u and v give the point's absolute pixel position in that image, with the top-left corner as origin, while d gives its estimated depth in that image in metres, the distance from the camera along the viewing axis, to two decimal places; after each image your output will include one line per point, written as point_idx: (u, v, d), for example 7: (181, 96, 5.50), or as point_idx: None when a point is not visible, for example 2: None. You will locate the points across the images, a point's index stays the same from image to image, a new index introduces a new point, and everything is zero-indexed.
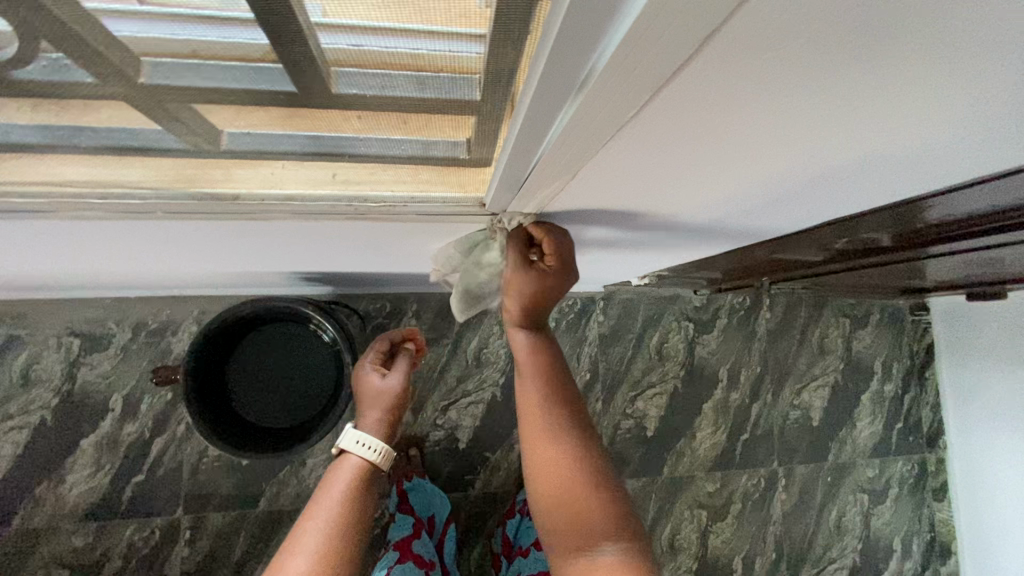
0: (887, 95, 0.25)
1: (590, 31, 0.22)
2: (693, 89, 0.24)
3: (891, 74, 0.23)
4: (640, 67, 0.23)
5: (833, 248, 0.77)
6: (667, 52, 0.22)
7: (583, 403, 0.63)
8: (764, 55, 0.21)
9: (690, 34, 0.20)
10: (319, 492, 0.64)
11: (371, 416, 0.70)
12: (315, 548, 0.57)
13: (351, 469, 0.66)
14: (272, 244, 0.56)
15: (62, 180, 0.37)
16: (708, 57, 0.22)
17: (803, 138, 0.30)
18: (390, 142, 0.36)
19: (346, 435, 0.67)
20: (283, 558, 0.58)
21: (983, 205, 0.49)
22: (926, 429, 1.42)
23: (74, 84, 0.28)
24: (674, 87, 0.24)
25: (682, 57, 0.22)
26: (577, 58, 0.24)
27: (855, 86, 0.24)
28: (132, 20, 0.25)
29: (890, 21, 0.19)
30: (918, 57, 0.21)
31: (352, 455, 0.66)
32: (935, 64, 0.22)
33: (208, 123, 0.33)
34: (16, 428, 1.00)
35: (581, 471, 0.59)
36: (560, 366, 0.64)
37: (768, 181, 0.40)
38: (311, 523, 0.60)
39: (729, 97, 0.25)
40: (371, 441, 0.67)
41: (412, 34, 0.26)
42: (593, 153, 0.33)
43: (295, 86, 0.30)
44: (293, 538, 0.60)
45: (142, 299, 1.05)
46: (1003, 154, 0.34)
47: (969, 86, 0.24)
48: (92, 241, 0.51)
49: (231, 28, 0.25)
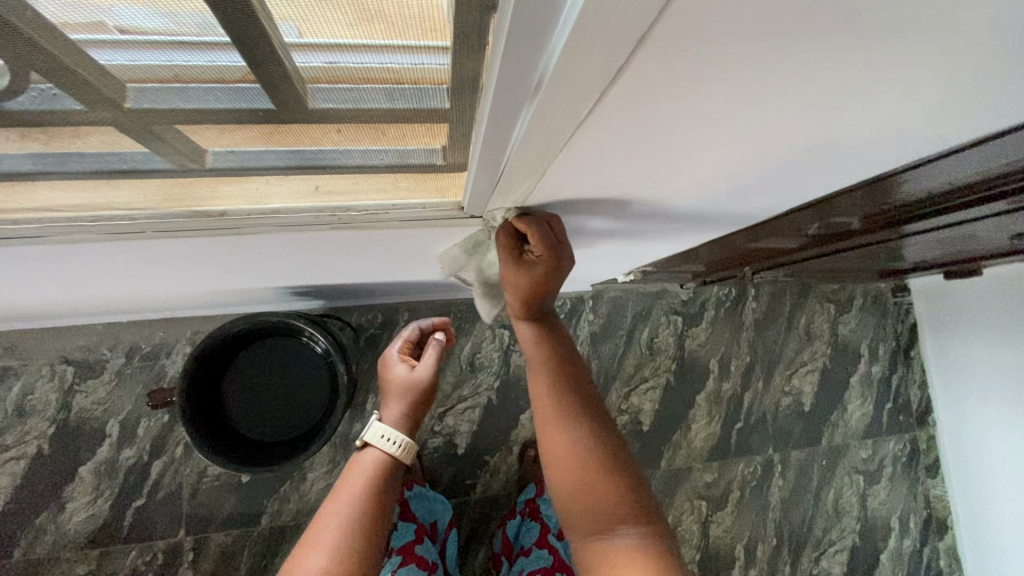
0: (818, 82, 0.27)
1: (537, 28, 0.24)
2: (637, 86, 0.26)
3: (816, 60, 0.25)
4: (585, 68, 0.25)
5: (808, 233, 0.79)
6: (608, 53, 0.24)
7: (594, 391, 0.66)
8: (695, 50, 0.23)
9: (626, 36, 0.22)
10: (337, 488, 0.65)
11: (398, 408, 0.72)
12: (333, 543, 0.58)
13: (371, 464, 0.67)
14: (261, 258, 0.58)
15: (54, 206, 0.39)
16: (645, 60, 0.24)
17: (750, 125, 0.33)
18: (369, 153, 0.38)
19: (372, 428, 0.68)
20: (301, 553, 0.59)
21: (942, 180, 0.51)
22: (915, 407, 1.45)
23: (66, 112, 0.30)
24: (619, 90, 0.26)
25: (623, 57, 0.24)
26: (531, 56, 0.26)
27: (786, 74, 0.26)
28: (116, 48, 0.26)
29: (806, 15, 0.21)
30: (837, 44, 0.23)
31: (376, 448, 0.68)
32: (856, 50, 0.24)
33: (193, 143, 0.35)
34: (13, 460, 1.00)
35: (589, 445, 0.61)
36: (567, 354, 0.67)
37: (729, 169, 0.42)
38: (330, 519, 0.61)
39: (672, 89, 0.27)
40: (395, 435, 0.68)
41: (381, 50, 0.28)
42: (556, 154, 0.35)
43: (273, 104, 0.32)
44: (311, 533, 0.61)
45: (135, 324, 1.06)
46: (940, 131, 0.36)
47: (892, 68, 0.26)
48: (84, 265, 0.52)
49: (211, 52, 0.27)
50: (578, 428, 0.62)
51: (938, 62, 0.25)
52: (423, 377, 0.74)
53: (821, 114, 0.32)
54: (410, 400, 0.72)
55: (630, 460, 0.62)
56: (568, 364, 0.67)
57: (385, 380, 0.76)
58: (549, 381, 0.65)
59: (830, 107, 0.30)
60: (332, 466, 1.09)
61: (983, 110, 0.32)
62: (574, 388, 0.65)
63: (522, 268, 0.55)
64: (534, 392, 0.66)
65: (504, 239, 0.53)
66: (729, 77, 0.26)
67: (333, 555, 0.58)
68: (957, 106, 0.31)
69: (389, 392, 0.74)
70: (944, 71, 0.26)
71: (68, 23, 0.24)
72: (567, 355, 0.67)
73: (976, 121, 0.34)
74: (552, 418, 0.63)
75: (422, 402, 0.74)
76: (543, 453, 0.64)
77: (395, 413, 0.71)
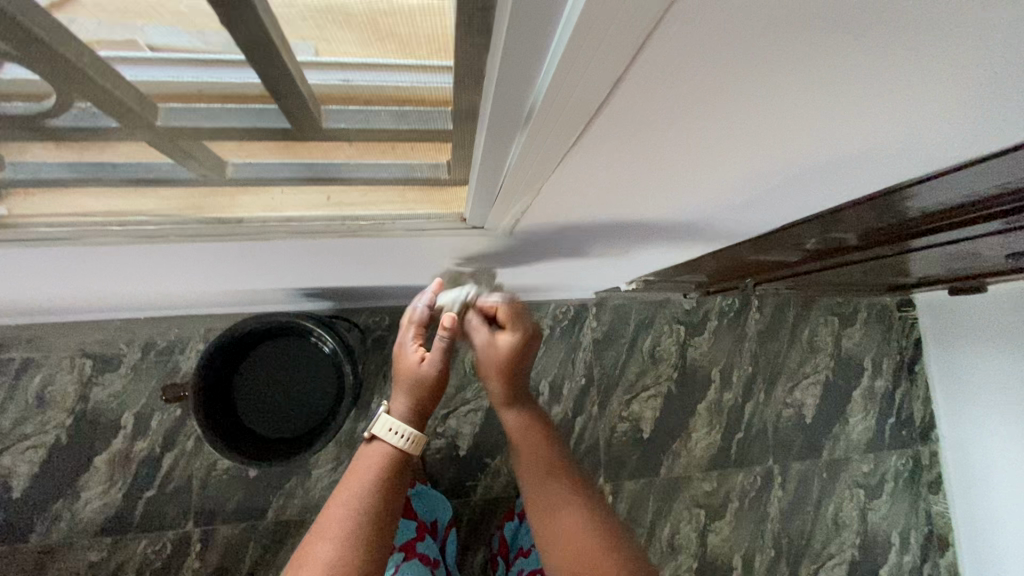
0: (793, 113, 0.29)
1: (524, 67, 0.26)
2: (619, 116, 0.28)
3: (783, 97, 0.27)
4: (571, 100, 0.27)
5: (807, 247, 0.81)
6: (590, 88, 0.26)
7: (578, 470, 0.76)
8: (671, 84, 0.25)
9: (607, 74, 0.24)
10: (347, 479, 0.68)
11: (407, 401, 0.71)
12: (342, 538, 0.62)
13: (380, 457, 0.68)
14: (275, 262, 0.60)
15: (86, 211, 0.42)
16: (627, 91, 0.26)
17: (732, 150, 0.35)
18: (378, 167, 0.40)
19: (380, 422, 0.69)
20: (311, 541, 0.63)
21: (937, 201, 0.53)
22: (919, 423, 1.45)
23: (102, 128, 0.33)
24: (603, 119, 0.29)
25: (604, 91, 0.26)
26: (521, 89, 0.28)
27: (757, 108, 0.28)
28: (143, 67, 0.28)
29: (779, 52, 0.22)
30: (802, 83, 0.25)
31: (383, 441, 0.69)
32: (824, 86, 0.26)
33: (217, 156, 0.37)
34: (32, 448, 1.04)
35: (582, 520, 0.69)
36: (550, 439, 0.78)
37: (717, 187, 0.44)
38: (338, 510, 0.64)
39: (653, 119, 0.29)
40: (401, 429, 0.69)
41: (394, 70, 0.30)
42: (549, 173, 0.37)
43: (290, 123, 0.34)
44: (321, 522, 0.64)
45: (151, 320, 1.09)
46: (916, 157, 0.38)
47: (863, 101, 0.28)
48: (109, 265, 0.55)
49: (238, 73, 0.29)
50: (568, 506, 0.71)
51: (911, 95, 0.27)
52: (430, 372, 0.70)
53: (804, 139, 0.33)
54: (418, 395, 0.71)
55: (618, 530, 0.70)
56: (554, 447, 0.77)
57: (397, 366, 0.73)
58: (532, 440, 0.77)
59: (811, 133, 0.32)
60: (337, 464, 1.12)
61: (964, 136, 0.34)
62: (562, 469, 0.75)
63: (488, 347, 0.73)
64: (524, 471, 0.76)
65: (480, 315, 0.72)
66: (710, 105, 0.27)
67: (340, 550, 0.61)
68: (936, 133, 0.33)
69: (399, 383, 0.72)
70: (916, 103, 0.28)
71: (99, 42, 0.26)
72: (551, 439, 0.78)
73: (956, 147, 0.36)
74: (546, 498, 0.72)
75: (429, 396, 0.72)
76: (539, 533, 0.71)
77: (402, 408, 0.70)
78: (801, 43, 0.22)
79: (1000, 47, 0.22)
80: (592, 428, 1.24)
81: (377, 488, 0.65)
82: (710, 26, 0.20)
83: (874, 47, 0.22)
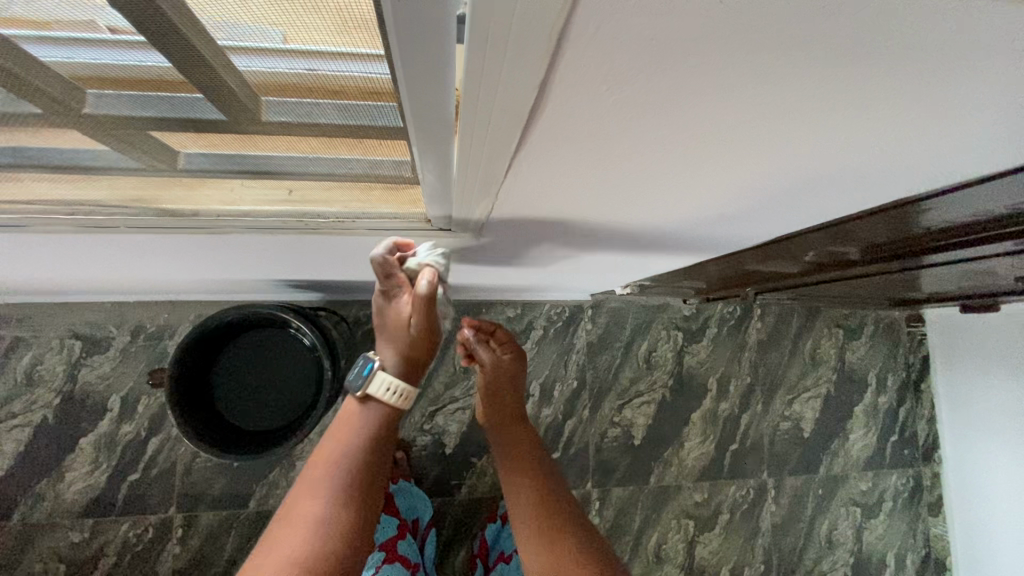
0: (752, 128, 0.26)
1: (434, 68, 0.23)
2: (558, 123, 0.26)
3: (736, 111, 0.24)
4: (496, 103, 0.25)
5: (807, 259, 0.77)
6: (515, 92, 0.23)
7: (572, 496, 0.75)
8: (604, 92, 0.23)
9: (531, 77, 0.22)
10: (329, 435, 0.66)
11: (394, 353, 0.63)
12: (331, 495, 0.62)
13: (368, 414, 0.65)
14: (246, 254, 0.59)
15: (31, 199, 0.40)
16: (558, 97, 0.23)
17: (695, 164, 0.32)
18: (337, 162, 0.38)
19: (375, 380, 0.64)
20: (305, 494, 0.63)
21: (942, 219, 0.49)
22: (922, 443, 1.40)
23: (26, 114, 0.30)
24: (542, 126, 0.26)
25: (532, 97, 0.24)
26: (440, 91, 0.25)
27: (709, 121, 0.26)
28: (57, 46, 0.25)
29: (717, 55, 0.20)
30: (753, 97, 0.23)
31: (378, 400, 0.65)
32: (781, 100, 0.23)
33: (166, 146, 0.35)
34: (19, 427, 1.04)
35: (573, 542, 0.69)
36: (543, 461, 0.79)
37: (690, 202, 0.41)
38: (331, 467, 0.63)
39: (596, 130, 0.27)
40: (398, 386, 0.64)
41: (362, 59, 0.27)
42: (500, 180, 0.35)
43: (224, 115, 0.32)
44: (313, 476, 0.64)
45: (141, 304, 1.09)
46: (903, 182, 0.35)
47: (826, 120, 0.25)
48: (73, 252, 0.54)
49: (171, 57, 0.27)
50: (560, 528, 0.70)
51: (881, 113, 0.24)
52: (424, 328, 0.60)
53: (773, 156, 0.30)
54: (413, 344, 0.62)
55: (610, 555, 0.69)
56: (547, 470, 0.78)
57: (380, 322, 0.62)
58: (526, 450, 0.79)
59: (776, 151, 0.29)
60: None
61: (949, 164, 0.30)
62: (554, 493, 0.75)
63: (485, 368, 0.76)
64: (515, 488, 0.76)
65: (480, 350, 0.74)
66: (655, 116, 0.25)
67: (336, 505, 0.62)
68: (918, 158, 0.30)
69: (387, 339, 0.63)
70: (890, 123, 0.25)
71: (54, 21, 0.24)
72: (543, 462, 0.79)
73: (942, 174, 0.33)
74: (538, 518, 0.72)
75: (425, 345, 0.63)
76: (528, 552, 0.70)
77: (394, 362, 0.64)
78: (738, 51, 0.19)
79: (974, 55, 0.19)
80: (582, 432, 1.22)
81: (362, 445, 0.64)
82: (631, 22, 0.18)
83: (824, 58, 0.20)
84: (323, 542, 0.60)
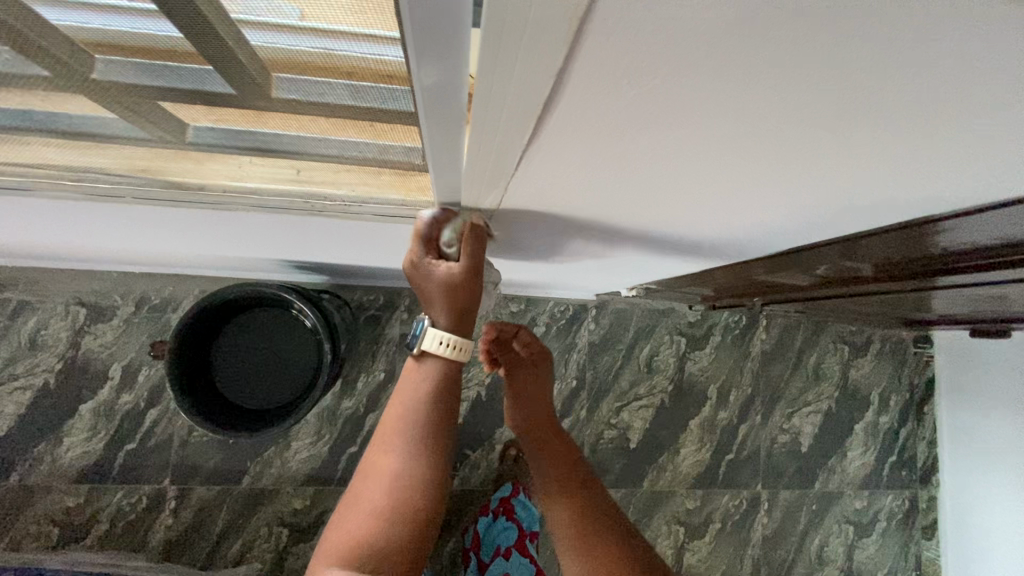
0: (772, 135, 0.25)
1: (450, 50, 0.23)
2: (571, 116, 0.25)
3: (755, 116, 0.24)
4: (510, 92, 0.24)
5: (818, 273, 0.76)
6: (530, 82, 0.23)
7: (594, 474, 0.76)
8: (621, 87, 0.22)
9: (547, 67, 0.21)
10: (397, 393, 0.66)
11: (446, 312, 0.59)
12: (401, 448, 0.62)
13: (426, 372, 0.63)
14: (250, 232, 0.58)
15: (36, 164, 0.40)
16: (574, 89, 0.23)
17: (709, 169, 0.31)
18: (346, 144, 0.37)
19: (427, 337, 0.61)
20: (376, 453, 0.64)
21: (961, 241, 0.48)
22: (921, 465, 1.39)
23: (32, 77, 0.30)
24: (554, 119, 0.26)
25: (547, 88, 0.23)
26: (454, 75, 0.25)
27: (727, 125, 0.25)
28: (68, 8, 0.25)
29: (748, 56, 0.19)
30: (773, 104, 0.22)
31: (434, 356, 0.62)
32: (801, 109, 0.22)
33: (175, 118, 0.35)
34: (21, 389, 1.05)
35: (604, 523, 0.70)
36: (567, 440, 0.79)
37: (701, 207, 0.41)
38: (397, 425, 0.63)
39: (610, 127, 0.26)
40: (450, 339, 0.61)
41: (376, 39, 0.26)
42: (509, 172, 0.34)
43: (232, 88, 0.31)
44: (383, 435, 0.64)
45: (146, 275, 1.09)
46: (921, 202, 0.34)
47: (848, 134, 0.24)
48: (77, 219, 0.53)
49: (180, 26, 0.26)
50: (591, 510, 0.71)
51: (908, 132, 0.23)
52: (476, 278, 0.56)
53: (792, 166, 0.30)
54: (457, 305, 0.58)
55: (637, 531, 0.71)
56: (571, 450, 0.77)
57: (417, 285, 0.56)
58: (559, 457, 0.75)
59: (794, 161, 0.29)
60: (316, 438, 1.12)
61: (969, 188, 0.30)
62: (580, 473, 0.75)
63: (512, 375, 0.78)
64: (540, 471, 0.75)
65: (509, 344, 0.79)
66: (678, 115, 0.24)
67: (405, 463, 0.62)
68: (937, 179, 0.29)
69: (432, 297, 0.57)
70: (915, 143, 0.24)
71: None
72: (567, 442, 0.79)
73: (963, 197, 0.32)
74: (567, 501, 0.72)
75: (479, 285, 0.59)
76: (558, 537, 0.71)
77: (445, 319, 0.60)
78: (761, 55, 0.19)
79: (1014, 80, 0.18)
80: (579, 431, 1.22)
81: (427, 400, 0.63)
82: (657, 15, 0.17)
83: (849, 70, 0.19)
84: (398, 497, 0.60)
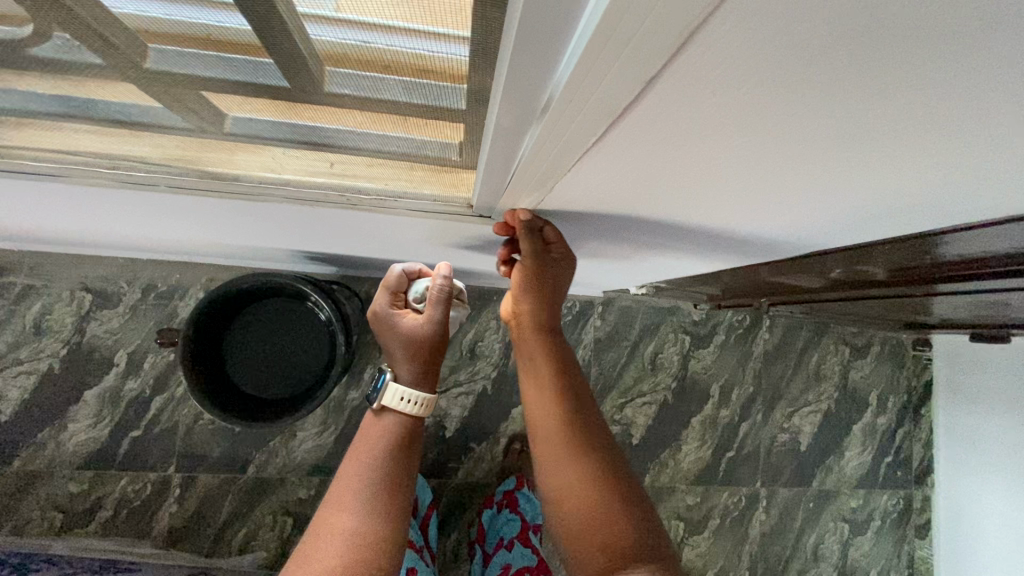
0: (830, 155, 0.27)
1: (546, 49, 0.24)
2: (642, 123, 0.27)
3: (818, 138, 0.25)
4: (592, 96, 0.25)
5: (830, 277, 0.77)
6: (617, 89, 0.24)
7: (593, 411, 0.70)
8: (700, 103, 0.23)
9: (636, 76, 0.23)
10: (354, 452, 0.68)
11: (409, 365, 0.67)
12: (359, 505, 0.63)
13: (385, 425, 0.68)
14: (272, 222, 0.58)
15: (72, 151, 0.39)
16: (655, 98, 0.24)
17: (753, 182, 0.33)
18: (388, 139, 0.37)
19: (389, 392, 0.67)
20: (331, 514, 0.63)
21: (980, 252, 0.48)
22: (916, 465, 1.41)
23: (83, 63, 0.29)
24: (625, 125, 0.27)
25: (629, 96, 0.24)
26: (541, 75, 0.26)
27: (787, 144, 0.26)
28: None
29: (831, 82, 0.20)
30: (838, 129, 0.23)
31: (394, 411, 0.68)
32: (866, 134, 0.23)
33: (214, 107, 0.34)
34: (25, 374, 1.04)
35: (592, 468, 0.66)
36: (567, 382, 0.69)
37: (736, 215, 0.42)
38: (355, 481, 0.65)
39: (676, 137, 0.27)
40: (412, 397, 0.67)
41: (435, 36, 0.26)
42: (563, 170, 0.36)
43: (287, 80, 0.31)
44: (338, 494, 0.65)
45: (153, 262, 1.09)
46: (953, 216, 0.35)
47: (902, 157, 0.25)
48: (101, 206, 0.53)
49: (238, 15, 0.25)
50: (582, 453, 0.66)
51: (956, 155, 0.24)
52: (427, 331, 0.65)
53: (832, 180, 0.31)
54: (420, 360, 0.67)
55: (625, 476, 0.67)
56: (572, 385, 0.70)
57: (382, 335, 0.68)
58: (556, 438, 0.67)
59: (841, 177, 0.30)
60: (322, 429, 1.12)
61: (998, 206, 0.31)
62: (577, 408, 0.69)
63: (525, 264, 0.58)
64: (535, 397, 0.70)
65: (525, 243, 0.54)
66: (747, 129, 0.25)
67: (362, 520, 0.62)
68: (969, 198, 0.30)
69: (393, 348, 0.67)
70: (960, 165, 0.25)
71: None
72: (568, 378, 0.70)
73: (1000, 214, 0.32)
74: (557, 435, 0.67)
75: (438, 347, 0.67)
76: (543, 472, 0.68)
77: (409, 375, 0.67)
78: (844, 87, 0.20)
79: None
80: None
81: (387, 453, 0.66)
82: (760, 41, 0.18)
83: (923, 107, 0.20)
84: (354, 555, 0.59)
